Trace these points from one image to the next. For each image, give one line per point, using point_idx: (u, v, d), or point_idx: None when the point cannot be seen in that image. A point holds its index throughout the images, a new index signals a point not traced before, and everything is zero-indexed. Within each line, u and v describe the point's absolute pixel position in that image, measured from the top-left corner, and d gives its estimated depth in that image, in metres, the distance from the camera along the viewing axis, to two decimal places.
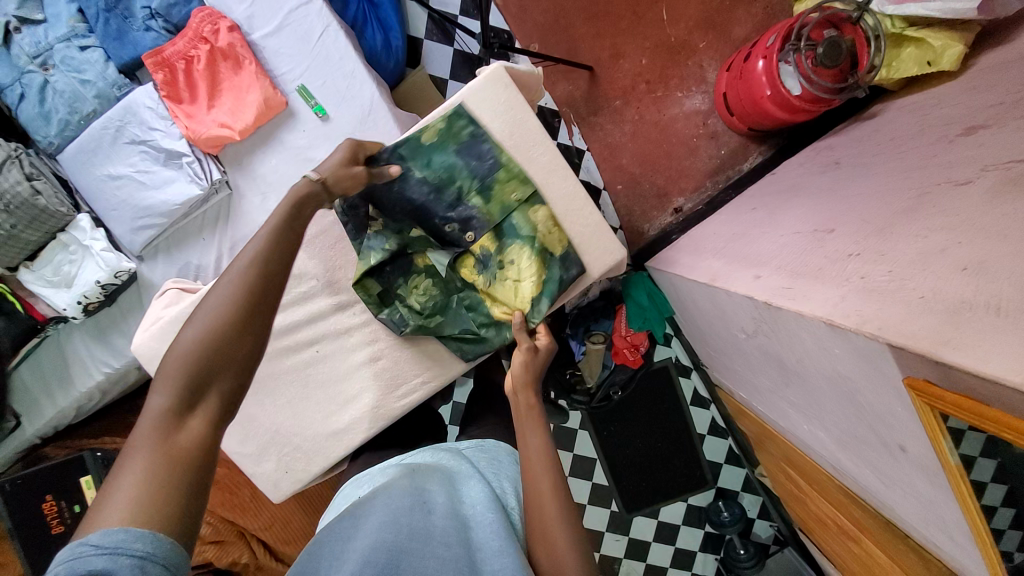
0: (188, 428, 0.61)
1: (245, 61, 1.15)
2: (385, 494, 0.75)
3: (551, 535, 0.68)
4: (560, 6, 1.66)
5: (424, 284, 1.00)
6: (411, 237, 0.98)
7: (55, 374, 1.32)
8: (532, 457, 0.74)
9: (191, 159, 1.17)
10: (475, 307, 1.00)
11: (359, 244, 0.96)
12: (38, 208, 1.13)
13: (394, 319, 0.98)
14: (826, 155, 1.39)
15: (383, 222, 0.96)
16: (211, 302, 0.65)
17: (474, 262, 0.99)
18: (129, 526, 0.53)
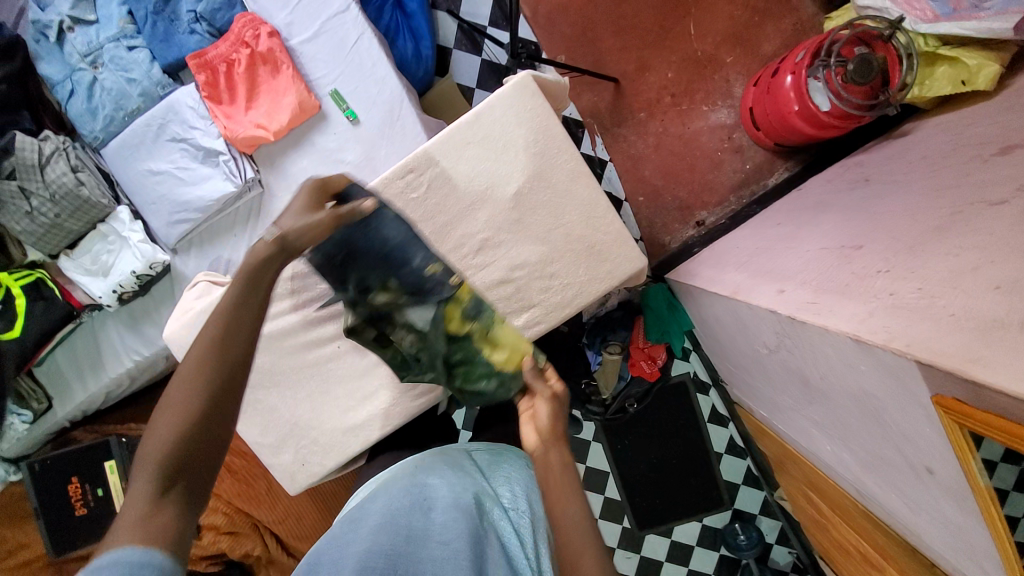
0: (162, 516, 0.55)
1: (283, 65, 1.20)
2: (389, 494, 0.77)
3: (564, 527, 0.64)
4: (588, 19, 1.68)
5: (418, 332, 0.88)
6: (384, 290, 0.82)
7: (88, 360, 1.37)
8: (536, 446, 0.71)
9: (226, 157, 1.21)
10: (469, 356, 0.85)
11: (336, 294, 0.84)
12: (82, 199, 1.19)
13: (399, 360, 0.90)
14: (854, 172, 1.38)
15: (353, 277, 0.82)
16: (184, 377, 0.60)
17: (462, 311, 0.84)
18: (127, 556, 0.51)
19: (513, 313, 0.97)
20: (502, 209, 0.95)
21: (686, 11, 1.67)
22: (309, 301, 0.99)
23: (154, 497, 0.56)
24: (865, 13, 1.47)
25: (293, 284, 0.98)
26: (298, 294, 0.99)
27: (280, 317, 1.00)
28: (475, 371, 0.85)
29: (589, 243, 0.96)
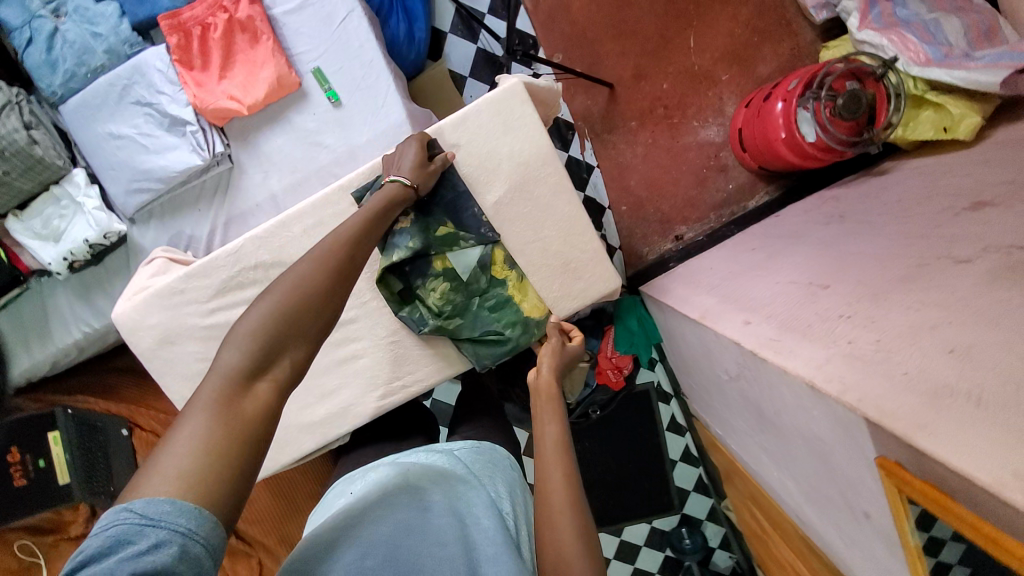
0: (255, 393, 0.56)
1: (264, 36, 1.12)
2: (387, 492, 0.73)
3: (557, 525, 0.63)
4: (589, 19, 1.65)
5: (447, 282, 0.91)
6: (439, 232, 0.89)
7: (33, 327, 1.32)
8: (545, 442, 0.72)
9: (195, 128, 1.14)
10: (500, 307, 0.94)
11: (384, 241, 0.89)
12: (33, 158, 1.11)
13: (415, 318, 0.93)
14: (831, 206, 1.41)
15: (414, 216, 0.88)
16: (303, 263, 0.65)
17: (506, 258, 0.93)
18: (177, 496, 0.47)
19: None
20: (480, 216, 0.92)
21: (688, 23, 1.65)
22: None
23: (247, 371, 0.56)
24: (863, 48, 1.48)
25: (255, 272, 0.93)
26: (261, 284, 0.94)
27: (240, 307, 0.94)
28: (506, 315, 0.94)
29: (566, 260, 0.95)
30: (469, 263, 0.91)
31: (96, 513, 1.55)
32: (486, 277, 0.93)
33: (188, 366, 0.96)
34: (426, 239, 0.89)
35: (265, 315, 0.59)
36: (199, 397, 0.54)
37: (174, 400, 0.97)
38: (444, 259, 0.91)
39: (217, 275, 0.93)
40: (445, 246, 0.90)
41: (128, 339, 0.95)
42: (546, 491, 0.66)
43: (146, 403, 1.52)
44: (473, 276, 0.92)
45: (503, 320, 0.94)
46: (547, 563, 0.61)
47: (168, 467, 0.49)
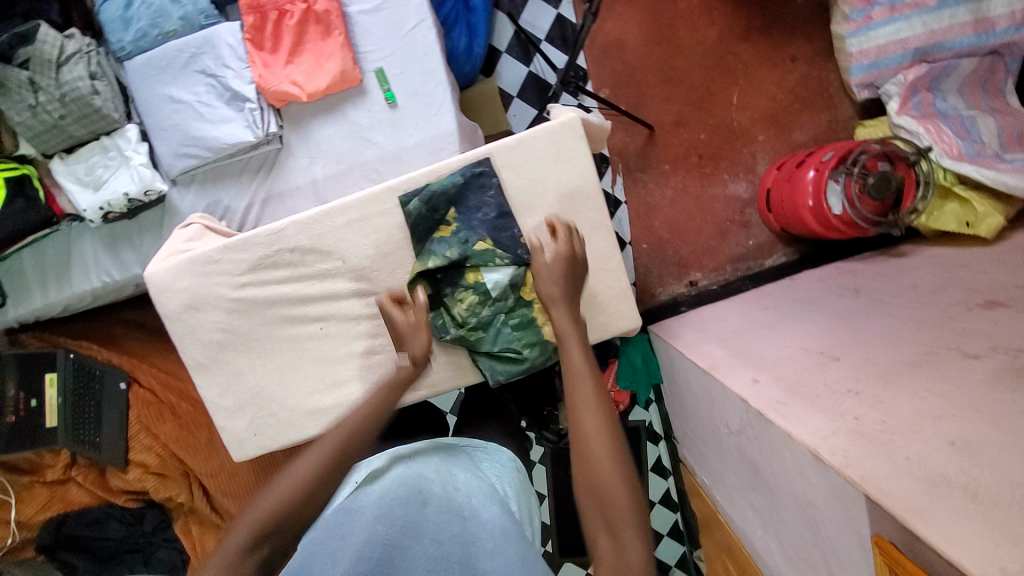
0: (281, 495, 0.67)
1: (335, 30, 1.16)
2: (391, 483, 0.78)
3: (601, 464, 0.72)
4: (640, 61, 1.70)
5: (474, 295, 0.93)
6: (476, 247, 0.92)
7: (53, 268, 1.33)
8: (580, 390, 0.80)
9: (254, 106, 1.17)
10: (522, 327, 0.95)
11: (423, 246, 0.94)
12: (92, 108, 1.14)
13: (437, 326, 0.95)
14: (847, 279, 1.44)
15: (456, 227, 0.93)
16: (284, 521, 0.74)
17: (537, 281, 0.94)
18: None
19: None
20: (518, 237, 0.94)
21: (734, 80, 1.71)
22: (304, 274, 0.97)
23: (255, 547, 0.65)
24: (898, 132, 1.53)
25: (292, 255, 0.96)
26: (295, 266, 0.96)
27: (272, 286, 0.97)
28: (527, 336, 0.95)
29: (592, 293, 0.96)
30: (497, 281, 0.92)
31: (74, 462, 1.55)
32: (512, 297, 0.94)
33: (207, 334, 0.97)
34: (461, 250, 0.92)
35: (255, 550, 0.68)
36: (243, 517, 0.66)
37: (188, 365, 0.98)
38: (475, 272, 0.93)
39: (254, 251, 0.95)
40: (478, 261, 0.92)
41: (154, 299, 0.96)
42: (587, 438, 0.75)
43: (148, 359, 1.53)
44: (499, 294, 0.93)
45: (522, 339, 0.95)
46: (586, 494, 0.72)
47: None
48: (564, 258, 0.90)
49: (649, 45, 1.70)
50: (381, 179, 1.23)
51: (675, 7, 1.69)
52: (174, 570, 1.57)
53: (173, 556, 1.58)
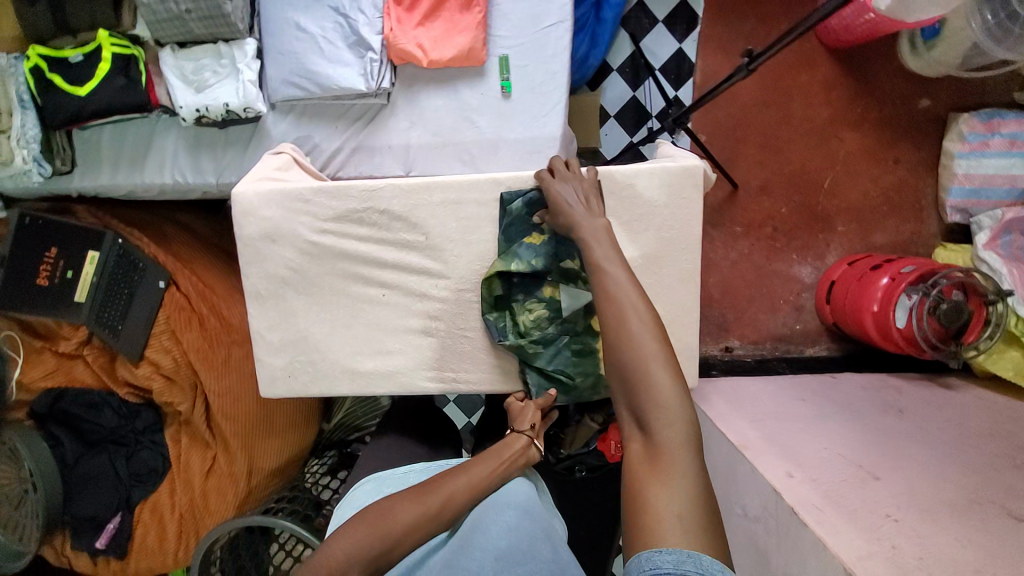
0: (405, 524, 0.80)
1: (475, 7, 1.14)
2: (467, 484, 0.87)
3: (655, 383, 0.68)
4: (746, 119, 1.67)
5: (547, 310, 0.93)
6: (562, 264, 0.91)
7: (131, 153, 1.33)
8: (625, 305, 0.73)
9: (374, 57, 1.15)
10: (583, 355, 0.94)
11: (508, 245, 0.93)
12: (219, 11, 1.12)
13: (498, 327, 0.95)
14: (889, 394, 1.41)
15: (546, 237, 0.91)
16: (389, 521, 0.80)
17: None
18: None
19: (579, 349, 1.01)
20: None
21: (832, 165, 1.68)
22: (386, 239, 0.96)
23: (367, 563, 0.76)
24: (979, 264, 1.49)
25: (380, 217, 0.95)
26: (379, 229, 0.96)
27: (350, 240, 0.96)
28: (584, 363, 0.94)
29: None
30: (574, 304, 0.92)
31: (88, 341, 1.56)
32: (584, 323, 0.93)
33: (276, 268, 0.97)
34: (550, 263, 0.91)
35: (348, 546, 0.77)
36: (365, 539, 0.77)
37: (247, 291, 0.98)
38: (555, 288, 0.93)
39: (344, 202, 0.95)
40: (564, 279, 0.92)
41: (236, 220, 0.96)
42: (636, 360, 0.69)
43: (191, 267, 1.52)
44: (574, 317, 0.93)
45: (579, 366, 0.94)
46: (641, 448, 0.67)
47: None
48: (587, 191, 0.86)
49: (759, 106, 1.67)
50: (472, 163, 1.23)
51: (796, 77, 1.66)
52: (152, 474, 1.58)
53: (155, 462, 1.58)
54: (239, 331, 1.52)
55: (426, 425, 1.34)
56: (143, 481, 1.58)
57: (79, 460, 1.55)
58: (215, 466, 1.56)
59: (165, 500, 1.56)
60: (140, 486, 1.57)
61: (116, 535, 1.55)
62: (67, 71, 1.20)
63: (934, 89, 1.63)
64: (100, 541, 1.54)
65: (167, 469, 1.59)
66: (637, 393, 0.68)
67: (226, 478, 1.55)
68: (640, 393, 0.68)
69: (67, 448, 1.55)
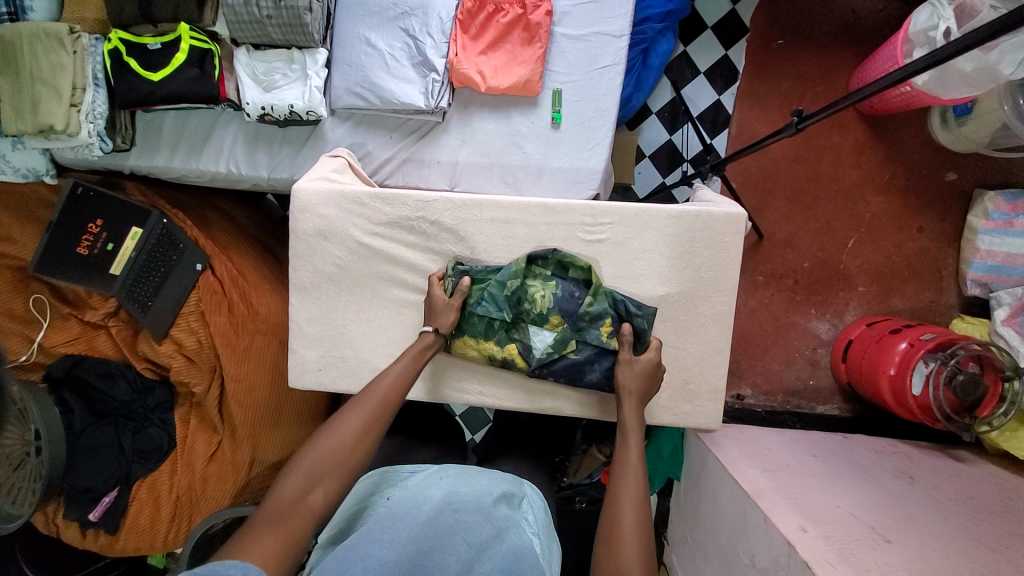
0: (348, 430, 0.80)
1: (537, 42, 1.20)
2: (403, 377, 0.89)
3: (621, 544, 0.69)
4: (776, 173, 1.73)
5: (543, 310, 0.94)
6: (573, 342, 0.94)
7: (190, 139, 1.39)
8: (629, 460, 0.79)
9: (436, 78, 1.22)
10: (485, 328, 0.96)
11: (603, 295, 0.94)
12: (299, 21, 1.18)
13: (540, 263, 0.97)
14: (900, 460, 1.41)
15: (605, 343, 0.93)
16: (334, 434, 0.79)
17: (513, 350, 0.96)
18: (283, 505, 0.71)
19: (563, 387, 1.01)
20: (642, 300, 0.96)
21: (856, 227, 1.72)
22: (432, 248, 1.01)
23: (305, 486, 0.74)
24: (996, 339, 1.51)
25: (430, 227, 1.00)
26: (427, 238, 1.00)
27: (399, 245, 1.01)
28: (486, 320, 0.95)
29: (684, 380, 0.97)
30: (535, 335, 0.95)
31: (115, 313, 1.59)
32: (506, 337, 0.96)
33: (323, 264, 1.02)
34: (589, 332, 0.94)
35: (293, 480, 0.74)
36: (306, 457, 0.76)
37: (293, 283, 1.03)
38: (555, 329, 0.94)
39: (398, 209, 1.00)
40: (564, 336, 0.94)
41: (293, 213, 1.01)
42: (614, 516, 0.72)
43: (228, 254, 1.56)
44: (523, 333, 0.95)
45: (476, 313, 0.95)
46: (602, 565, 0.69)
47: (284, 493, 0.73)
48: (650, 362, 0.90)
49: (789, 162, 1.73)
50: (515, 186, 1.28)
51: (828, 138, 1.72)
52: (155, 452, 1.58)
53: (161, 440, 1.58)
54: (265, 323, 1.55)
55: (439, 435, 1.36)
56: (146, 458, 1.58)
57: (85, 429, 1.56)
58: (218, 452, 1.56)
59: (164, 480, 1.56)
60: (141, 463, 1.57)
61: (111, 509, 1.54)
62: (142, 56, 1.24)
63: (960, 165, 1.67)
64: (94, 514, 1.52)
65: (172, 447, 1.59)
66: (604, 549, 0.70)
67: (228, 465, 1.55)
68: (604, 550, 0.70)
69: (76, 416, 1.56)
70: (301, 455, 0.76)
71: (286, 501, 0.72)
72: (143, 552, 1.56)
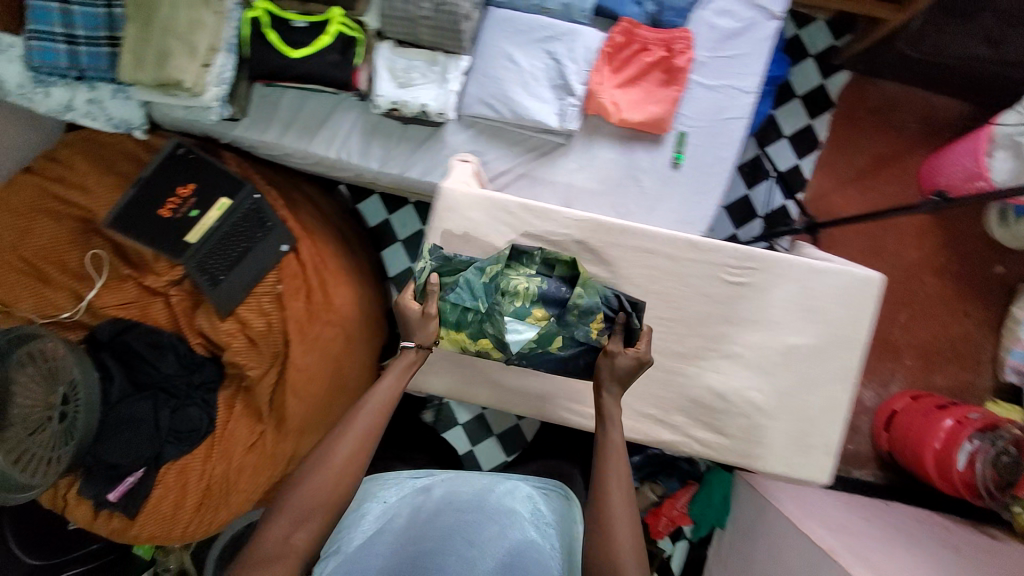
0: (335, 458, 0.80)
1: (675, 85, 1.25)
2: (388, 393, 0.88)
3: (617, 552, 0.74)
4: (839, 239, 1.82)
5: (524, 302, 0.91)
6: (556, 337, 0.91)
7: (304, 120, 1.38)
8: (614, 485, 0.79)
9: (572, 103, 1.26)
10: (462, 313, 0.92)
11: (583, 291, 0.93)
12: (454, 27, 1.22)
13: (522, 257, 0.96)
14: (943, 531, 1.45)
15: (591, 338, 0.92)
16: (321, 466, 0.80)
17: (489, 339, 0.93)
18: (269, 549, 0.75)
19: (695, 424, 0.98)
20: (775, 349, 0.98)
21: (905, 303, 1.81)
22: (573, 266, 1.01)
23: (292, 522, 0.76)
24: None
25: (576, 246, 1.01)
26: (570, 255, 1.01)
27: None
28: (464, 308, 0.92)
29: (803, 431, 0.98)
30: (515, 330, 0.90)
31: (179, 282, 1.50)
32: (481, 329, 0.93)
33: None
34: (577, 329, 0.92)
35: (281, 522, 0.76)
36: (292, 496, 0.78)
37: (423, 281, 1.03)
38: (538, 323, 0.91)
39: (546, 224, 1.01)
40: (551, 331, 0.91)
41: (439, 211, 1.02)
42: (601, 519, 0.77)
43: (313, 237, 1.52)
44: (498, 325, 0.90)
45: (449, 301, 0.92)
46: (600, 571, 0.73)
47: (272, 536, 0.76)
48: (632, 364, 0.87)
49: (852, 233, 1.82)
50: (627, 218, 1.31)
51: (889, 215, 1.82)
52: (192, 435, 1.47)
53: (200, 422, 1.47)
54: (336, 314, 1.50)
55: None
56: (181, 439, 1.47)
57: (122, 400, 1.46)
58: (259, 443, 1.48)
59: (196, 466, 1.45)
60: (175, 445, 1.46)
61: (133, 491, 1.43)
62: (285, 31, 1.26)
63: (1006, 258, 1.80)
64: (114, 494, 1.42)
65: (210, 431, 1.48)
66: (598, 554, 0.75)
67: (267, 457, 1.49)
68: (598, 543, 0.76)
69: (116, 385, 1.46)
70: (285, 494, 0.78)
71: (275, 543, 0.75)
72: (157, 541, 1.44)
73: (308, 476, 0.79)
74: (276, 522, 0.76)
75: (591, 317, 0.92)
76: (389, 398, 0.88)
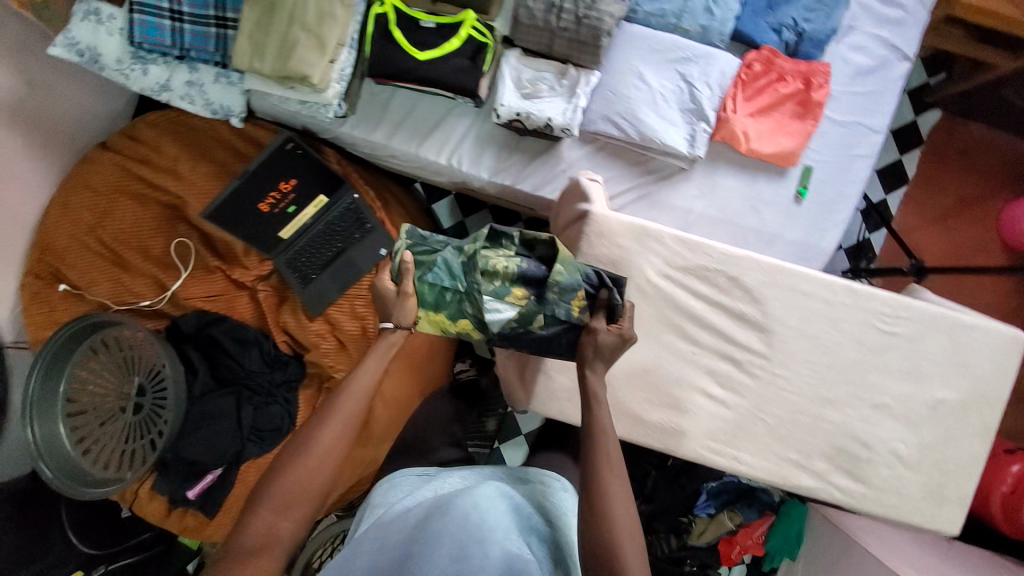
0: (316, 449, 0.82)
1: (809, 118, 1.24)
2: (369, 377, 0.88)
3: (612, 533, 0.75)
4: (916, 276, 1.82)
5: (503, 282, 0.83)
6: (537, 319, 0.84)
7: (416, 122, 1.33)
8: (607, 475, 0.78)
9: (703, 128, 1.24)
10: (440, 296, 0.85)
11: (562, 268, 0.82)
12: (594, 41, 1.18)
13: (501, 233, 0.84)
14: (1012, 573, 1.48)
15: (570, 318, 0.83)
16: (300, 460, 0.81)
17: (469, 322, 0.86)
18: (252, 541, 0.78)
19: (835, 471, 0.98)
20: (920, 402, 0.98)
21: None
22: (723, 304, 0.99)
23: (275, 513, 0.79)
24: None
25: (727, 283, 0.99)
26: (720, 292, 0.99)
27: (689, 293, 0.99)
28: (443, 292, 0.85)
29: (940, 484, 0.99)
30: (495, 312, 0.83)
31: (266, 278, 1.46)
32: (459, 310, 0.86)
33: None
34: (558, 308, 0.83)
35: (261, 518, 0.79)
36: (273, 490, 0.80)
37: None
38: (518, 304, 0.83)
39: (698, 258, 0.98)
40: (529, 312, 0.83)
41: (588, 237, 0.99)
42: (594, 507, 0.77)
43: None
44: (475, 305, 0.83)
45: (426, 282, 0.85)
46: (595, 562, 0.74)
47: (253, 530, 0.79)
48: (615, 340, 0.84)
49: None
50: (744, 248, 1.29)
51: None
52: (274, 432, 1.43)
53: (281, 421, 1.43)
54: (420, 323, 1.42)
55: None
56: (263, 437, 1.42)
57: (204, 395, 1.41)
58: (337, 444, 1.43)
59: None
60: (257, 442, 1.41)
61: (212, 489, 1.40)
62: (411, 30, 1.19)
63: None
64: (193, 491, 1.39)
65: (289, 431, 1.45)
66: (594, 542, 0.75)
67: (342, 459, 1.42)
68: (589, 529, 0.76)
69: (199, 379, 1.40)
70: (264, 488, 0.81)
71: (258, 536, 0.78)
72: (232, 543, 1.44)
73: (285, 469, 0.81)
74: (256, 517, 0.79)
75: (570, 296, 0.82)
76: (368, 380, 0.88)
